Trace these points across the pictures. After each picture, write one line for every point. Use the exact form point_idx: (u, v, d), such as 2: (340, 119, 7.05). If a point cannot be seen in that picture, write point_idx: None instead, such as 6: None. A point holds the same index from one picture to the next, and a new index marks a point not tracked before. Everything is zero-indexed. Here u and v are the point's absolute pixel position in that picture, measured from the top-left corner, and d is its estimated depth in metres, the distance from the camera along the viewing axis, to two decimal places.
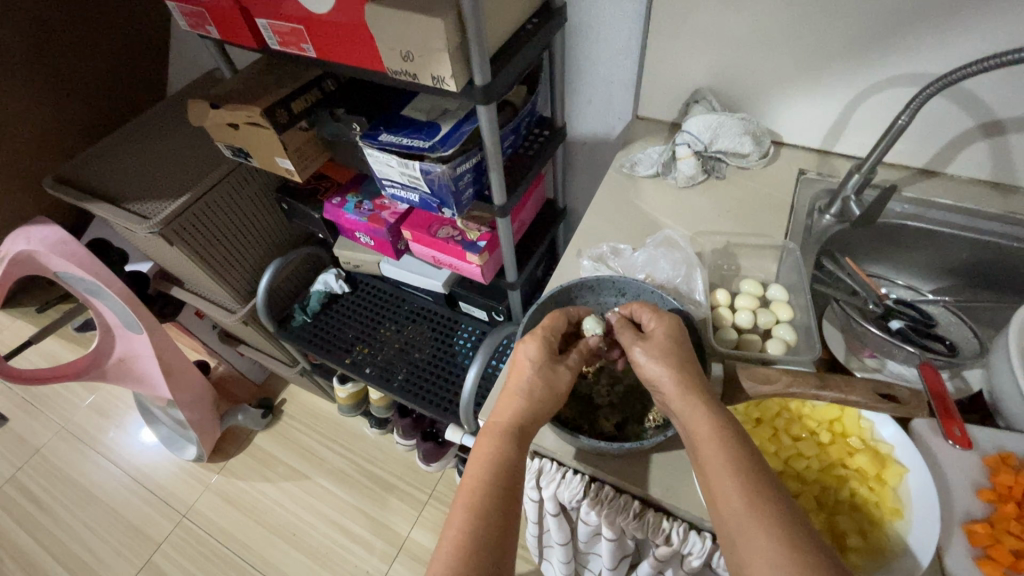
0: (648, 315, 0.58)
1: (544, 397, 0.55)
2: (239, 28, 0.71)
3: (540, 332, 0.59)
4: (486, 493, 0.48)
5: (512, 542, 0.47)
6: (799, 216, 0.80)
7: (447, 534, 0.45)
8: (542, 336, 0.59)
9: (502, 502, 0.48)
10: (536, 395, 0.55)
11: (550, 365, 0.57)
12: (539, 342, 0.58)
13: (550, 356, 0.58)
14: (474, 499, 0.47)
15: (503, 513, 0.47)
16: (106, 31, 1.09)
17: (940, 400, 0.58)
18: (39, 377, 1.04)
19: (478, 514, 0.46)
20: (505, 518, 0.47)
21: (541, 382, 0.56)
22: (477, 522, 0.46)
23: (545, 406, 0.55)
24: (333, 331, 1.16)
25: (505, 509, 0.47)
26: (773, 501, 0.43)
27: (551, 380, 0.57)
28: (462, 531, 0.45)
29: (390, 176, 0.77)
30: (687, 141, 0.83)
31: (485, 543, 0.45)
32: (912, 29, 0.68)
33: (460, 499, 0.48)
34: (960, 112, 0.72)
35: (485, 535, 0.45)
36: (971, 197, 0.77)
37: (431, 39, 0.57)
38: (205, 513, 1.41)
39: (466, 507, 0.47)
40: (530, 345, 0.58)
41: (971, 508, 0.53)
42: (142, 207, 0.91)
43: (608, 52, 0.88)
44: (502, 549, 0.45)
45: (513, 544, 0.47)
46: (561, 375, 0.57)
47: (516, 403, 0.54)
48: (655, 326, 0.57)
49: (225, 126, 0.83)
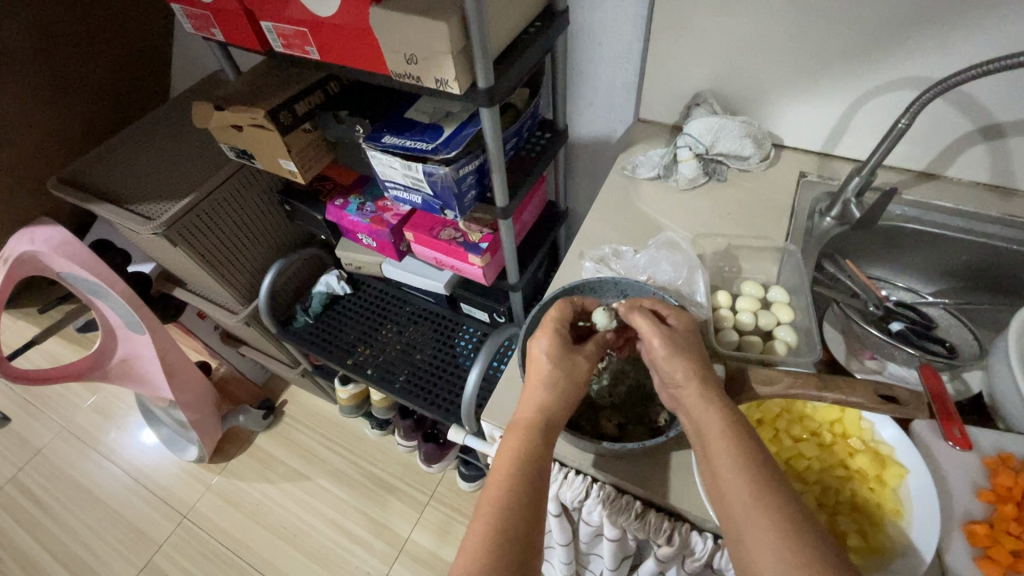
0: (665, 310, 0.59)
1: (568, 389, 0.56)
2: (244, 30, 0.71)
3: (551, 325, 0.60)
4: (511, 485, 0.49)
5: (536, 535, 0.48)
6: (800, 219, 0.80)
7: (474, 525, 0.47)
8: (553, 328, 0.59)
9: (526, 496, 0.49)
10: (558, 387, 0.56)
11: (567, 354, 0.58)
12: (550, 336, 0.59)
13: (565, 347, 0.58)
14: (499, 491, 0.49)
15: (528, 506, 0.48)
16: (111, 34, 1.10)
17: (939, 401, 0.59)
18: (41, 377, 1.05)
19: (506, 505, 0.48)
20: (530, 511, 0.48)
21: (562, 374, 0.57)
22: (502, 514, 0.47)
23: (568, 398, 0.56)
24: (335, 332, 1.16)
25: (531, 502, 0.48)
26: (779, 497, 0.43)
27: (571, 369, 0.57)
28: (490, 521, 0.46)
29: (393, 178, 0.78)
30: (687, 144, 0.84)
31: (511, 535, 0.46)
32: (912, 33, 0.68)
33: (488, 492, 0.49)
34: (960, 116, 0.73)
35: (510, 526, 0.46)
36: (971, 201, 0.78)
37: (435, 43, 0.57)
38: (206, 514, 1.42)
39: (492, 500, 0.48)
40: (542, 339, 0.59)
41: (970, 509, 0.53)
42: (150, 207, 0.92)
43: (609, 55, 0.89)
44: (528, 540, 0.46)
45: (538, 536, 0.48)
46: (580, 364, 0.58)
47: (539, 396, 0.55)
48: (673, 322, 0.58)
49: (230, 128, 0.84)
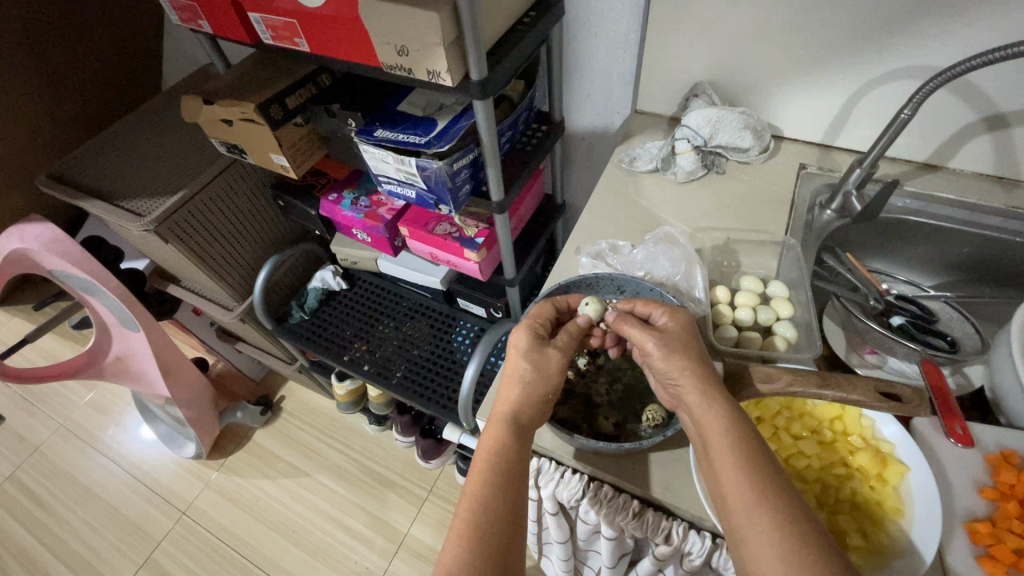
0: (659, 311, 0.57)
1: (541, 382, 0.55)
2: (232, 22, 0.70)
3: (526, 321, 0.60)
4: (487, 480, 0.48)
5: (520, 532, 0.47)
6: (800, 211, 0.79)
7: (454, 523, 0.46)
8: (528, 325, 0.59)
9: (504, 490, 0.48)
10: (531, 382, 0.55)
11: (540, 348, 0.57)
12: (525, 330, 0.58)
13: (539, 341, 0.58)
14: (476, 487, 0.48)
15: (507, 501, 0.48)
16: (99, 29, 1.09)
17: (942, 399, 0.57)
18: (36, 374, 1.04)
19: (482, 503, 0.47)
20: (511, 507, 0.47)
21: (534, 367, 0.56)
22: (480, 510, 0.46)
23: (541, 391, 0.55)
24: (332, 329, 1.15)
25: (511, 496, 0.48)
26: (783, 496, 0.43)
27: (542, 363, 0.56)
28: (467, 519, 0.46)
29: (386, 173, 0.76)
30: (686, 136, 0.82)
31: (491, 530, 0.45)
32: (916, 19, 0.67)
33: (468, 489, 0.49)
34: (963, 105, 0.72)
35: (489, 522, 0.46)
36: (973, 192, 0.77)
37: (426, 34, 0.56)
38: (206, 510, 1.41)
39: (469, 497, 0.48)
40: (519, 333, 0.58)
41: (973, 507, 0.53)
42: (136, 203, 0.91)
43: (607, 47, 0.87)
44: (511, 535, 0.46)
45: (520, 533, 0.47)
46: (553, 357, 0.57)
47: (516, 390, 0.55)
48: (667, 321, 0.56)
49: (220, 122, 0.82)
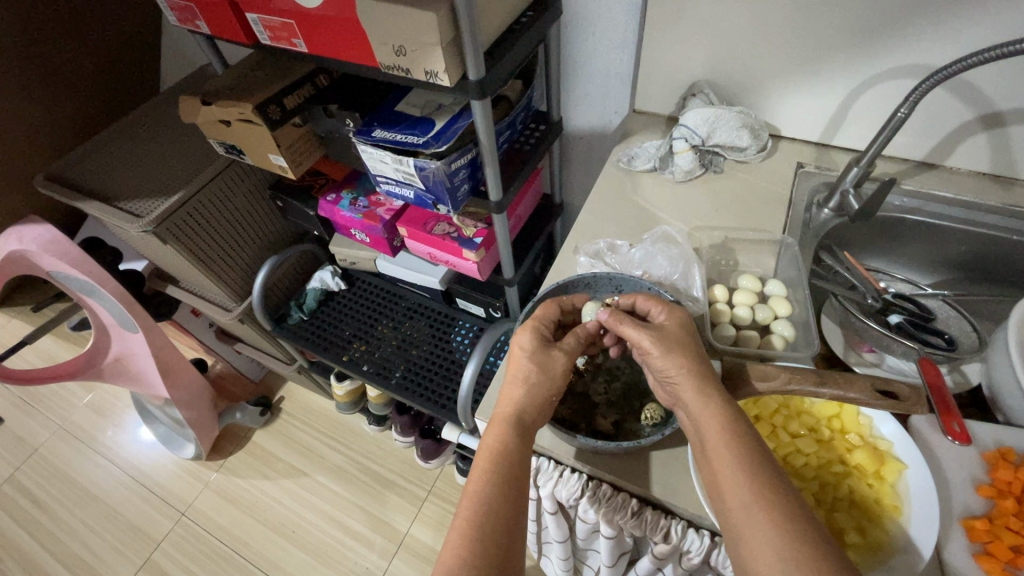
0: (657, 308, 0.58)
1: (543, 382, 0.55)
2: (230, 23, 0.70)
3: (530, 322, 0.60)
4: (488, 480, 0.48)
5: (520, 531, 0.47)
6: (798, 210, 0.80)
7: (454, 522, 0.46)
8: (531, 326, 0.59)
9: (506, 489, 0.48)
10: (533, 382, 0.55)
11: (543, 349, 0.58)
12: (529, 331, 0.59)
13: (542, 342, 0.58)
14: (477, 487, 0.48)
15: (508, 501, 0.48)
16: (97, 31, 1.09)
17: (939, 397, 0.57)
18: (35, 376, 1.04)
19: (483, 502, 0.47)
20: (512, 506, 0.48)
21: (537, 367, 0.56)
22: (481, 509, 0.47)
23: (544, 391, 0.55)
24: (331, 329, 1.15)
25: (512, 496, 0.48)
26: (781, 494, 0.43)
27: (546, 364, 0.57)
28: (467, 518, 0.46)
29: (385, 173, 0.76)
30: (682, 135, 0.82)
31: (492, 529, 0.45)
32: (912, 19, 0.67)
33: (469, 488, 0.49)
34: (960, 104, 0.72)
35: (489, 521, 0.46)
36: (971, 190, 0.77)
37: (423, 34, 0.56)
38: (206, 511, 1.41)
39: (470, 496, 0.48)
40: (523, 335, 0.59)
41: (969, 503, 0.53)
42: (136, 204, 0.90)
43: (604, 47, 0.87)
44: (510, 535, 0.46)
45: (520, 533, 0.47)
46: (556, 358, 0.57)
47: (518, 390, 0.55)
48: (663, 318, 0.57)
49: (219, 123, 0.82)
